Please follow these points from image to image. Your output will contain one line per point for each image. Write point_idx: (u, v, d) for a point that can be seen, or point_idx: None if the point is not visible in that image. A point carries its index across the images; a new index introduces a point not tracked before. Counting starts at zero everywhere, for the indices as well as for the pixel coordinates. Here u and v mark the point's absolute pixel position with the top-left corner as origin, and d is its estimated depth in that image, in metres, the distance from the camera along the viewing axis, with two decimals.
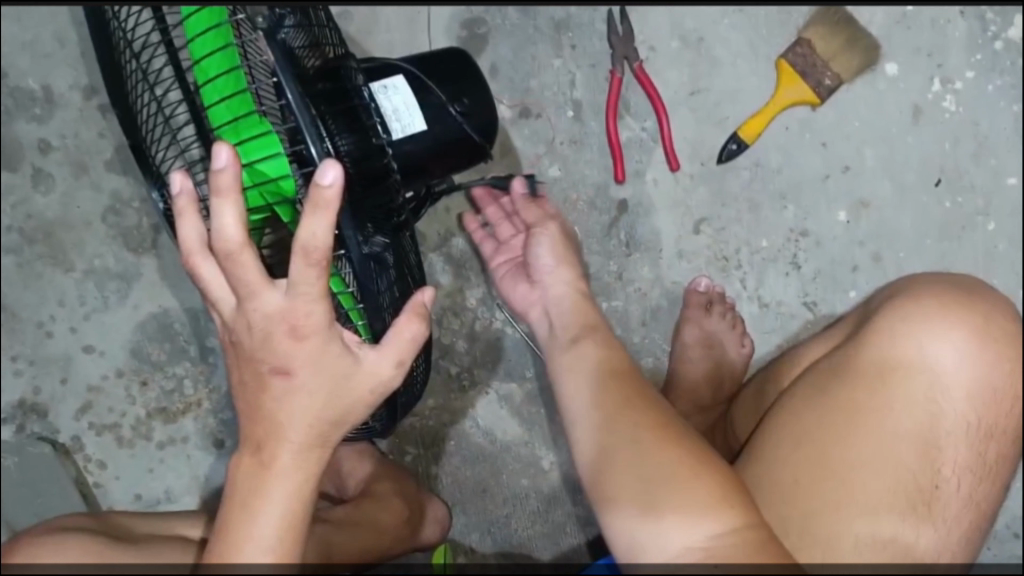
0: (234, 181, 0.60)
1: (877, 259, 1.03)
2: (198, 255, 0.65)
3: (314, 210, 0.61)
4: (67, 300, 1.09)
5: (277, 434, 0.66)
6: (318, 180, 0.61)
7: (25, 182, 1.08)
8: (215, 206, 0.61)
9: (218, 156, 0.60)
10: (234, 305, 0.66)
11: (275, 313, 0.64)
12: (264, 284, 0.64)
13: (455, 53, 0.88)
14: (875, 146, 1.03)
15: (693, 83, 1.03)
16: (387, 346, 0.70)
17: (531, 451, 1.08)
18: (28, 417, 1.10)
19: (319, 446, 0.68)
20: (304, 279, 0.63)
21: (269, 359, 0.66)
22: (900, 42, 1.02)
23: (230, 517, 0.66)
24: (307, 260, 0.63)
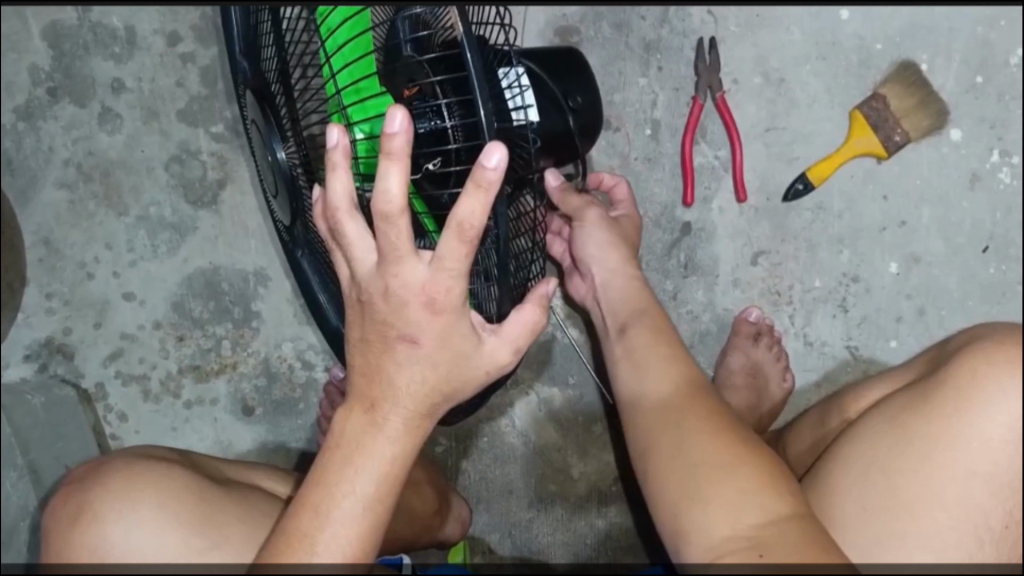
0: (405, 144, 0.53)
1: (921, 313, 1.07)
2: (344, 211, 0.57)
3: (474, 188, 0.54)
4: (114, 244, 1.07)
5: (386, 400, 0.61)
6: (482, 158, 0.54)
7: (91, 119, 1.06)
8: (379, 166, 0.53)
9: (393, 117, 0.52)
10: (375, 267, 0.58)
11: (418, 286, 0.57)
12: (411, 252, 0.57)
13: (564, 51, 0.90)
14: (932, 205, 1.06)
15: (770, 120, 1.06)
16: (506, 332, 0.65)
17: (563, 457, 1.08)
18: (53, 357, 1.07)
19: (427, 416, 0.63)
20: (454, 255, 0.56)
21: (395, 327, 0.59)
22: (966, 110, 1.05)
23: (326, 469, 0.61)
24: (460, 236, 0.55)
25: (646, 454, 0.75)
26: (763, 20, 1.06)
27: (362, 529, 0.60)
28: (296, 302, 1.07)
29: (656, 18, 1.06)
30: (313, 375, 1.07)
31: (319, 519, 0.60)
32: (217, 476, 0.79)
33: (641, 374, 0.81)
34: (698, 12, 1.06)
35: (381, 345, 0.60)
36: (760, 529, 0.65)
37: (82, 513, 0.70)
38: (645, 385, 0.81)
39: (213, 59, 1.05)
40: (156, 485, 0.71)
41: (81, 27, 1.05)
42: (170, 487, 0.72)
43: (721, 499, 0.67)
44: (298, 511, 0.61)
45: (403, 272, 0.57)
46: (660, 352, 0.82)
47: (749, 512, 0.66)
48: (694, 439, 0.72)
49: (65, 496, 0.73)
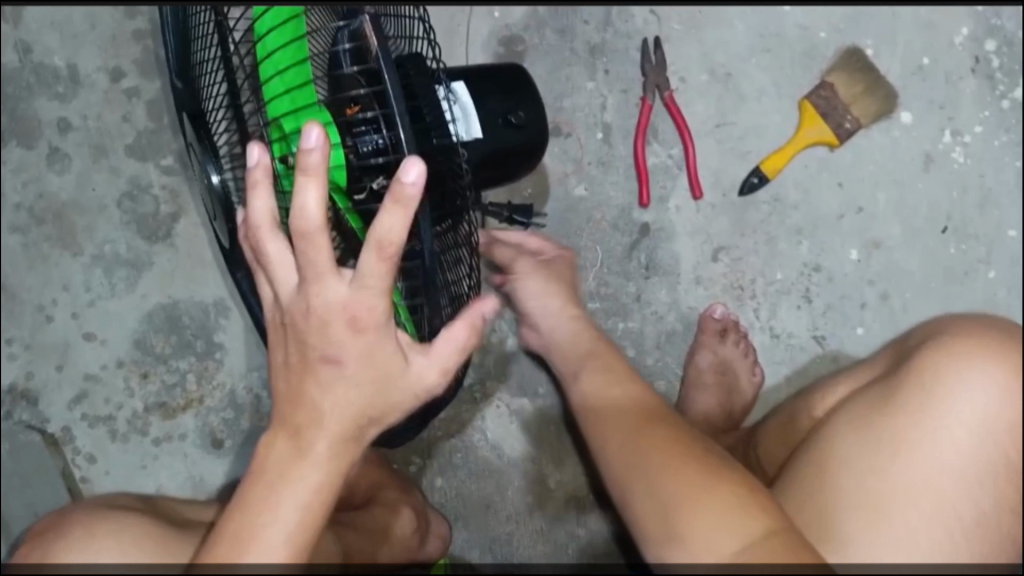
0: (321, 160, 0.57)
1: (885, 298, 1.06)
2: (266, 228, 0.60)
3: (393, 202, 0.57)
4: (71, 285, 1.06)
5: (311, 426, 0.61)
6: (401, 175, 0.57)
7: (40, 160, 1.05)
8: (297, 182, 0.57)
9: (309, 135, 0.57)
10: (295, 287, 0.61)
11: (337, 303, 0.59)
12: (331, 270, 0.59)
13: (509, 68, 0.91)
14: (888, 190, 1.06)
15: (719, 115, 1.06)
16: (436, 354, 0.65)
17: (538, 469, 1.07)
18: (17, 403, 1.06)
19: (355, 441, 0.63)
20: (374, 271, 0.59)
21: (316, 346, 0.61)
22: (914, 93, 1.06)
23: (248, 498, 0.60)
24: (379, 254, 0.58)
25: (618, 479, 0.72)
26: (707, 17, 1.06)
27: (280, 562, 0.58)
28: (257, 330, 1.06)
29: (598, 22, 1.06)
30: None
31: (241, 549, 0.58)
32: (177, 517, 0.79)
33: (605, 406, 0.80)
34: (641, 13, 1.06)
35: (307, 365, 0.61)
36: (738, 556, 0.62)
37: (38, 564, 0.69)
38: (614, 402, 0.80)
39: (159, 92, 1.05)
40: (112, 532, 0.70)
41: (23, 68, 1.05)
42: (127, 533, 0.71)
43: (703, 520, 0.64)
44: (218, 541, 0.59)
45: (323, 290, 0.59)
46: (621, 387, 0.82)
47: (724, 535, 0.63)
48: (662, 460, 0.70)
49: (24, 549, 0.72)
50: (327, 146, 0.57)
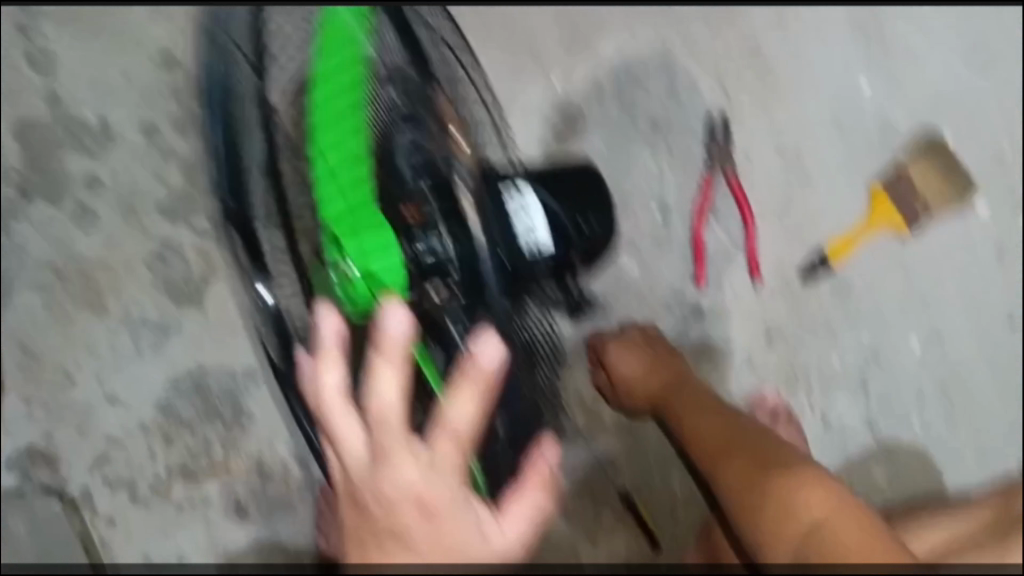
0: (405, 341, 0.56)
1: (944, 393, 1.02)
2: (339, 405, 0.58)
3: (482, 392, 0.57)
4: (96, 348, 1.00)
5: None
6: (475, 356, 0.57)
7: (64, 217, 0.98)
8: (372, 365, 0.56)
9: (389, 316, 0.56)
10: (367, 468, 0.57)
11: (413, 489, 0.56)
12: (404, 450, 0.56)
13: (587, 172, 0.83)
14: (957, 279, 1.00)
15: (784, 195, 1.00)
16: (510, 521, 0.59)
17: (572, 545, 1.04)
18: (35, 464, 1.03)
19: None
20: (447, 454, 0.57)
21: (387, 538, 0.58)
22: (994, 182, 0.99)
23: None
24: (453, 441, 0.57)
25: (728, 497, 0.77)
26: (776, 90, 1.00)
27: None
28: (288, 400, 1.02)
29: (663, 92, 0.99)
30: (310, 474, 1.03)
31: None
32: None
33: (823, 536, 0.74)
34: (708, 84, 0.99)
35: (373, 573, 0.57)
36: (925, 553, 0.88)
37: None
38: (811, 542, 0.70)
39: (194, 150, 0.98)
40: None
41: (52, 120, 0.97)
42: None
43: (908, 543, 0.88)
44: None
45: (400, 475, 0.57)
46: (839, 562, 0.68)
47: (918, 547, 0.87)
48: None
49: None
50: (409, 329, 0.56)
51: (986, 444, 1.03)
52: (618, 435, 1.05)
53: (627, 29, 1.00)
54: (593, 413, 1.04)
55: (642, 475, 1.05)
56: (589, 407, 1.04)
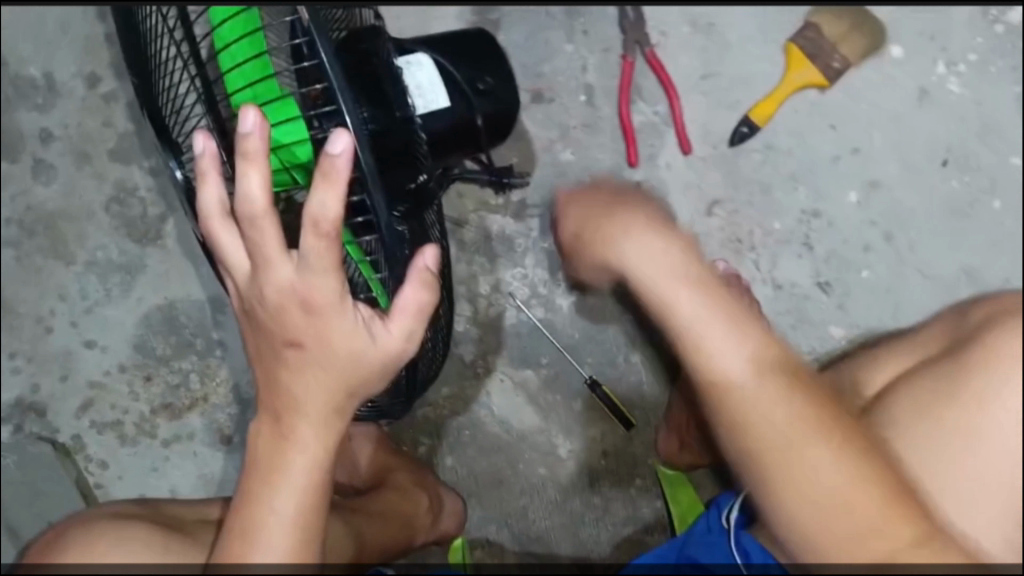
0: (261, 145, 0.54)
1: (889, 239, 1.04)
2: (217, 219, 0.58)
3: (333, 181, 0.54)
4: (68, 294, 1.06)
5: (290, 412, 0.61)
6: (329, 146, 0.54)
7: (25, 173, 1.05)
8: (239, 167, 0.55)
9: (245, 118, 0.54)
10: (249, 273, 0.59)
11: (288, 286, 0.58)
12: (280, 254, 0.58)
13: (473, 34, 0.86)
14: (883, 128, 1.03)
15: (705, 67, 1.04)
16: (397, 320, 0.61)
17: (549, 440, 1.06)
18: (26, 416, 1.07)
19: (340, 416, 0.63)
20: (314, 249, 0.57)
21: (279, 332, 0.60)
22: (904, 26, 1.02)
23: (255, 470, 0.61)
24: (316, 233, 0.56)
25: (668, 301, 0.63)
26: None
27: (288, 538, 0.60)
28: None
29: None
30: None
31: (247, 541, 0.59)
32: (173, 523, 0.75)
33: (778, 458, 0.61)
34: None
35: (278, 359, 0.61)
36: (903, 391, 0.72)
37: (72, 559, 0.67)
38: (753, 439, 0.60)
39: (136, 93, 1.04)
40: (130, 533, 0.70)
41: (2, 81, 1.05)
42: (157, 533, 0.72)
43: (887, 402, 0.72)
44: (230, 537, 0.60)
45: (276, 277, 0.58)
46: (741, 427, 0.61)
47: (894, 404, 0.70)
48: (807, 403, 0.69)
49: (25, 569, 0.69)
50: (265, 129, 0.54)
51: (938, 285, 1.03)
52: (578, 326, 1.05)
53: None
54: (551, 303, 1.06)
55: (606, 357, 1.05)
56: (544, 296, 1.05)
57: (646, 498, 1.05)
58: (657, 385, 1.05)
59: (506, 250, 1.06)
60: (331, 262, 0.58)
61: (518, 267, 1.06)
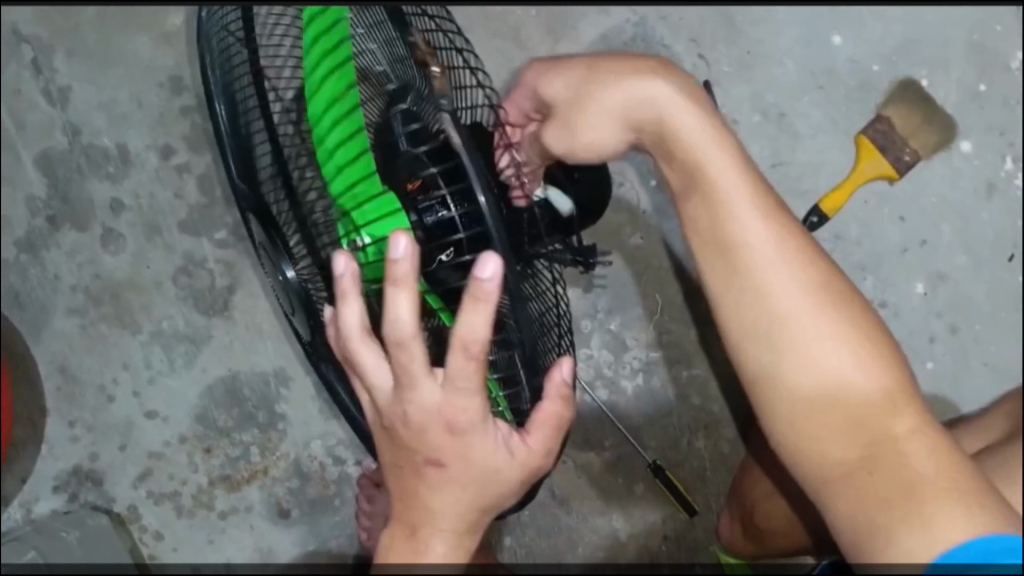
0: (411, 269, 0.58)
1: (954, 331, 1.05)
2: (359, 339, 0.64)
3: (484, 300, 0.58)
4: (131, 363, 1.06)
5: (425, 525, 0.66)
6: (477, 270, 0.58)
7: (93, 241, 1.05)
8: (389, 291, 0.59)
9: (397, 245, 0.57)
10: (392, 392, 0.65)
11: (433, 408, 0.63)
12: (426, 376, 0.62)
13: None
14: (951, 220, 1.04)
15: (774, 155, 1.04)
16: (534, 432, 0.67)
17: (609, 523, 1.06)
18: (81, 485, 1.06)
19: (471, 529, 0.68)
20: (459, 372, 0.62)
21: (421, 449, 0.65)
22: (973, 121, 1.03)
23: (389, 571, 0.66)
24: (465, 354, 0.61)
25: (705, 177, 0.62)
26: (756, 57, 1.04)
27: None
28: (319, 398, 1.06)
29: None
30: (345, 470, 1.06)
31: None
32: None
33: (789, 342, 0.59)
34: (689, 56, 1.03)
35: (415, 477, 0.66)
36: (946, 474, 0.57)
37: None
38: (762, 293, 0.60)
39: (210, 167, 1.05)
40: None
41: (73, 151, 1.04)
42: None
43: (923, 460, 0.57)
44: None
45: (420, 403, 0.63)
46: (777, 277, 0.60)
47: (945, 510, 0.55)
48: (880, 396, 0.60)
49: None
50: (414, 255, 0.58)
51: (1001, 376, 1.05)
52: (643, 408, 1.06)
53: (603, 10, 1.04)
54: (615, 385, 1.06)
55: (669, 441, 1.06)
56: (609, 378, 1.05)
57: None
58: (718, 470, 1.06)
59: (572, 330, 1.05)
60: (473, 391, 0.63)
61: (584, 348, 1.06)
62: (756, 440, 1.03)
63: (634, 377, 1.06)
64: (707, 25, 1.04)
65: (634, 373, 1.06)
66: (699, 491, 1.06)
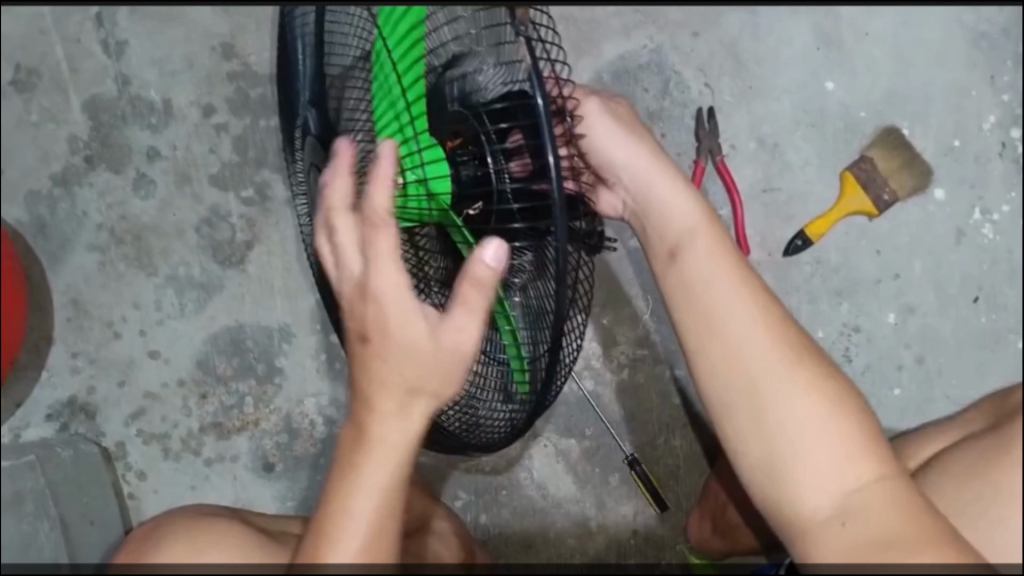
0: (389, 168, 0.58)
1: (919, 362, 1.12)
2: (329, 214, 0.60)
3: (478, 289, 0.59)
4: (142, 304, 1.10)
5: (366, 401, 0.60)
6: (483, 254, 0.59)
7: (125, 185, 1.11)
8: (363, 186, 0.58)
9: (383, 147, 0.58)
10: (348, 275, 0.60)
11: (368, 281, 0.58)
12: (383, 249, 0.58)
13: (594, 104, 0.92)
14: (923, 259, 1.13)
15: (766, 181, 1.14)
16: (461, 305, 0.60)
17: (582, 509, 1.10)
18: (75, 416, 1.09)
19: (414, 416, 0.61)
20: (456, 322, 0.60)
21: (355, 323, 0.60)
22: (947, 171, 1.13)
23: (339, 455, 0.62)
24: (466, 309, 0.60)
25: (692, 274, 0.66)
26: (758, 91, 1.14)
27: (366, 522, 0.60)
28: (319, 358, 1.10)
29: (658, 90, 1.14)
30: (334, 431, 1.09)
31: (323, 538, 0.60)
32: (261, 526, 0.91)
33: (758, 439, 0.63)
34: (698, 84, 1.14)
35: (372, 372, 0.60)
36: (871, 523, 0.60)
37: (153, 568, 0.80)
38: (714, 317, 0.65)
39: (246, 129, 1.11)
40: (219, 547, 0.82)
41: (119, 99, 1.11)
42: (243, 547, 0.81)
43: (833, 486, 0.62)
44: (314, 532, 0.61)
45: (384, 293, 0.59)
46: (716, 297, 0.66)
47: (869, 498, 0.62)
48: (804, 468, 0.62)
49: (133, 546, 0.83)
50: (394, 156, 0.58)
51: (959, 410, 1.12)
52: (626, 401, 1.11)
53: (625, 34, 1.15)
54: (601, 377, 1.12)
55: (647, 437, 1.11)
56: (597, 369, 1.11)
57: None
58: (691, 470, 1.11)
59: None
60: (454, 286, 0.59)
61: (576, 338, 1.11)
62: (724, 453, 1.07)
63: (620, 370, 1.11)
64: (715, 59, 1.14)
65: (620, 367, 1.11)
66: (669, 488, 1.11)
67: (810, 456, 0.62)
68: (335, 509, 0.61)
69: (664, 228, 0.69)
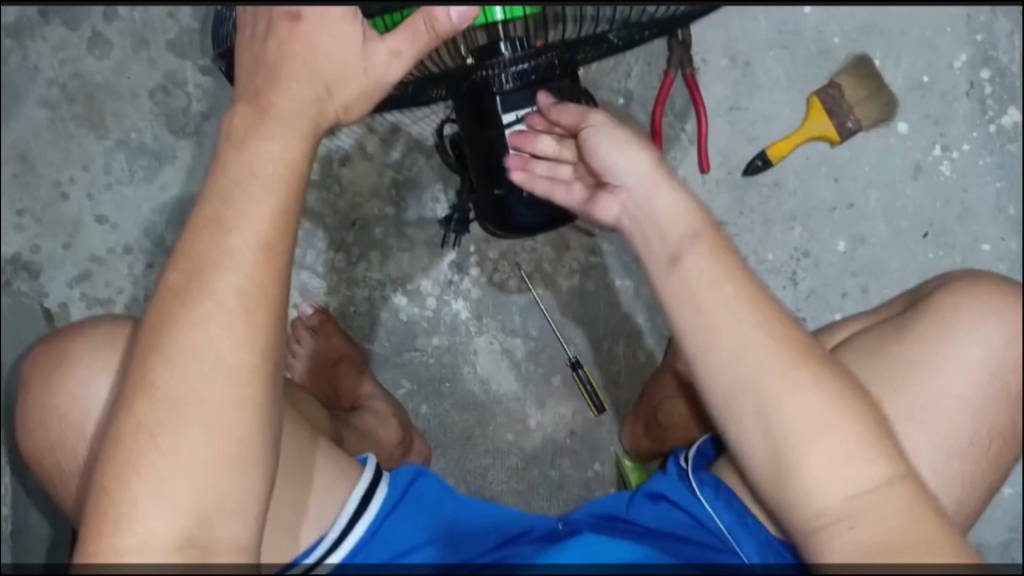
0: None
1: (864, 291, 1.14)
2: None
3: (430, 29, 0.65)
4: (92, 166, 1.09)
5: (242, 179, 0.61)
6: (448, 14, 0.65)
7: (80, 42, 1.08)
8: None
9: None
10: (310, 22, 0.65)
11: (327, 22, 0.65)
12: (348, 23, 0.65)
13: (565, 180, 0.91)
14: (879, 190, 1.14)
15: (734, 99, 1.13)
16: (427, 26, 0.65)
17: (521, 408, 1.11)
18: (17, 274, 1.08)
19: (286, 213, 0.62)
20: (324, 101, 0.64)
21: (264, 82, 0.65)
22: (913, 105, 1.13)
23: (190, 248, 0.60)
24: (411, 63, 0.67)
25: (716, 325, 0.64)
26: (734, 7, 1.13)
27: (226, 325, 0.59)
28: None
29: None
30: None
31: (176, 329, 0.59)
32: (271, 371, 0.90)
33: (781, 454, 0.62)
34: None
35: (144, 389, 0.58)
36: (881, 515, 0.60)
37: (61, 365, 0.74)
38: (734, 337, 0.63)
39: None
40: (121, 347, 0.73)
41: None
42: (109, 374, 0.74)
43: (831, 489, 0.61)
44: (160, 315, 0.60)
45: (175, 287, 0.60)
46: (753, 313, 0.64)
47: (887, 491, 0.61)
48: (823, 449, 0.61)
49: (50, 345, 0.76)
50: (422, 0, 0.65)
51: None
52: (574, 308, 1.12)
53: None
54: (552, 281, 1.12)
55: (592, 342, 1.12)
56: (547, 273, 1.12)
57: (599, 483, 1.11)
58: (632, 377, 1.12)
59: None
60: (261, 244, 0.60)
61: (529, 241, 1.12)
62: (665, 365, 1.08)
63: (570, 276, 1.12)
64: None
65: (571, 274, 1.12)
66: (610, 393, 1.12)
67: (823, 450, 0.61)
68: (189, 303, 0.59)
69: (665, 236, 0.66)
